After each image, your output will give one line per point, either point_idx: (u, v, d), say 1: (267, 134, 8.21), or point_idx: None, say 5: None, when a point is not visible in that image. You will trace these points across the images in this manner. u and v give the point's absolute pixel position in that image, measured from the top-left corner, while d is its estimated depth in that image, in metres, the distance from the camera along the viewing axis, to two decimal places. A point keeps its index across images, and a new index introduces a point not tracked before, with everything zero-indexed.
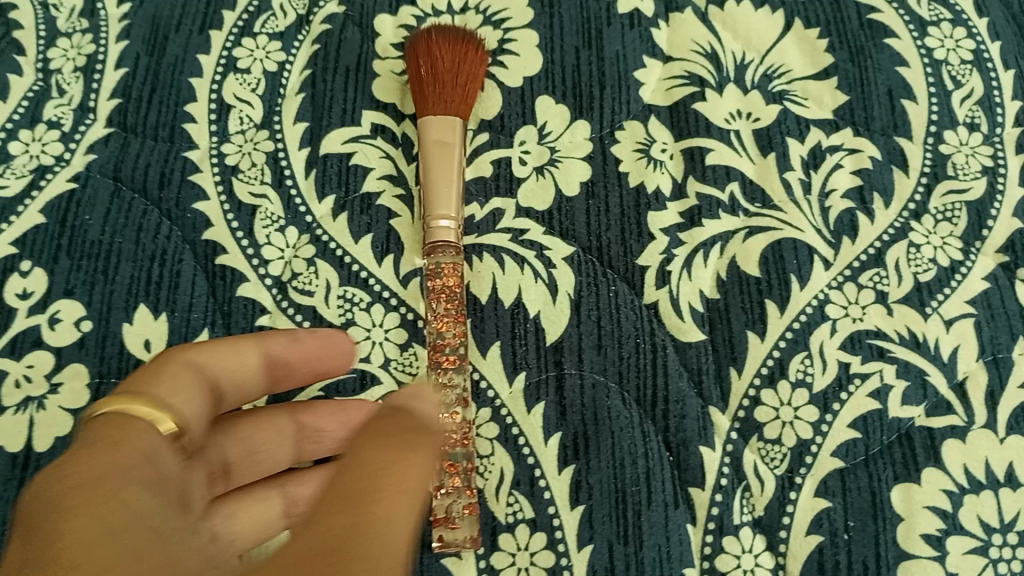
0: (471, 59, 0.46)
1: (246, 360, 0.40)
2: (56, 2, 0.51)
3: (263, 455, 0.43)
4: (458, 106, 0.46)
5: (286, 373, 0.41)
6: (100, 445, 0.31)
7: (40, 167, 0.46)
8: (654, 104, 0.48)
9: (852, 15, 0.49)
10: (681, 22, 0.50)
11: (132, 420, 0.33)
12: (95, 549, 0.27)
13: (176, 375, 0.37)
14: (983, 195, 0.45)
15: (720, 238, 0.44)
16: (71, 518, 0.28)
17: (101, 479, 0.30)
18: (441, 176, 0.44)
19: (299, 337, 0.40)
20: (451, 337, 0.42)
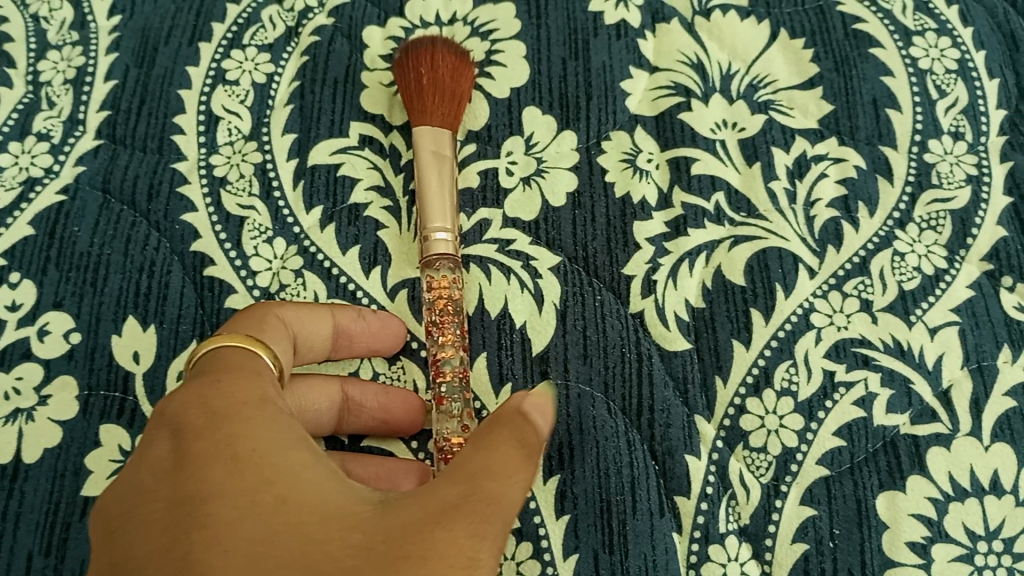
0: (467, 76, 0.46)
1: (322, 328, 0.40)
2: (46, 16, 0.51)
3: (312, 420, 0.41)
4: (451, 120, 0.46)
5: (347, 348, 0.42)
6: (237, 375, 0.34)
7: (29, 179, 0.47)
8: (640, 113, 0.48)
9: (837, 25, 0.50)
10: (667, 33, 0.50)
11: (261, 362, 0.35)
12: (254, 452, 0.30)
13: (275, 329, 0.38)
14: (968, 204, 0.45)
15: (706, 247, 0.45)
16: (235, 427, 0.31)
17: (256, 401, 0.32)
18: (436, 186, 0.44)
19: (367, 315, 0.42)
20: (454, 349, 0.41)
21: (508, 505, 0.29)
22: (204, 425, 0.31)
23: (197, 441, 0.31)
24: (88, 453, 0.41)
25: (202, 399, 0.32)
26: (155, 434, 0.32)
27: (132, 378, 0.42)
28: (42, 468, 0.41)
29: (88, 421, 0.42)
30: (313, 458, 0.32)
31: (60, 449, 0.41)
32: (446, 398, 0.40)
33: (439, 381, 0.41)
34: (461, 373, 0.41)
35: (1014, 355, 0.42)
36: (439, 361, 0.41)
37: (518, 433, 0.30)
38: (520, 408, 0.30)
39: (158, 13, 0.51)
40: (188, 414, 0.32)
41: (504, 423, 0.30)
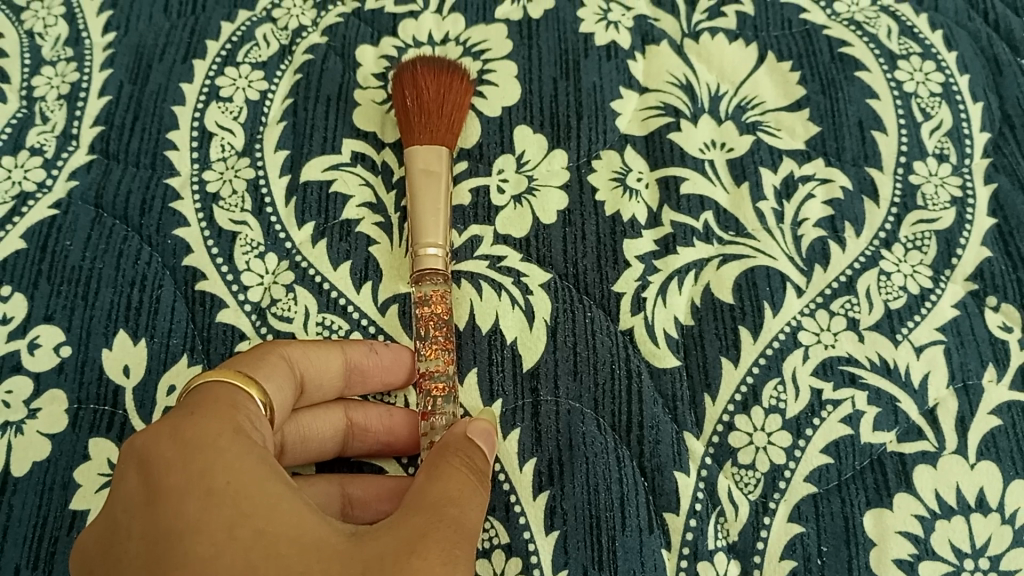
0: (455, 89, 0.47)
1: (331, 362, 0.40)
2: (42, 32, 0.52)
3: (314, 447, 0.41)
4: (444, 132, 0.46)
5: (360, 381, 0.41)
6: (214, 411, 0.33)
7: (21, 194, 0.47)
8: (630, 133, 0.49)
9: (823, 49, 0.51)
10: (656, 54, 0.51)
11: (242, 396, 0.35)
12: (227, 482, 0.31)
13: (274, 367, 0.38)
14: (952, 225, 0.45)
15: (695, 266, 0.45)
16: (209, 458, 0.31)
17: (230, 431, 0.32)
18: (428, 205, 0.44)
19: (380, 349, 0.42)
20: (443, 363, 0.42)
21: (470, 530, 0.32)
22: (177, 457, 0.32)
23: (171, 475, 0.31)
24: (76, 467, 0.41)
25: (173, 431, 0.32)
26: (128, 469, 0.32)
27: (123, 392, 0.42)
28: (29, 481, 0.41)
29: (77, 434, 0.41)
30: (287, 489, 0.32)
31: (48, 462, 0.41)
32: (435, 413, 0.40)
33: (428, 395, 0.41)
34: (449, 387, 0.41)
35: (998, 374, 0.42)
36: (428, 375, 0.41)
37: (465, 459, 0.34)
38: (465, 433, 0.35)
39: (153, 31, 0.52)
40: (160, 447, 0.32)
41: (457, 454, 0.34)
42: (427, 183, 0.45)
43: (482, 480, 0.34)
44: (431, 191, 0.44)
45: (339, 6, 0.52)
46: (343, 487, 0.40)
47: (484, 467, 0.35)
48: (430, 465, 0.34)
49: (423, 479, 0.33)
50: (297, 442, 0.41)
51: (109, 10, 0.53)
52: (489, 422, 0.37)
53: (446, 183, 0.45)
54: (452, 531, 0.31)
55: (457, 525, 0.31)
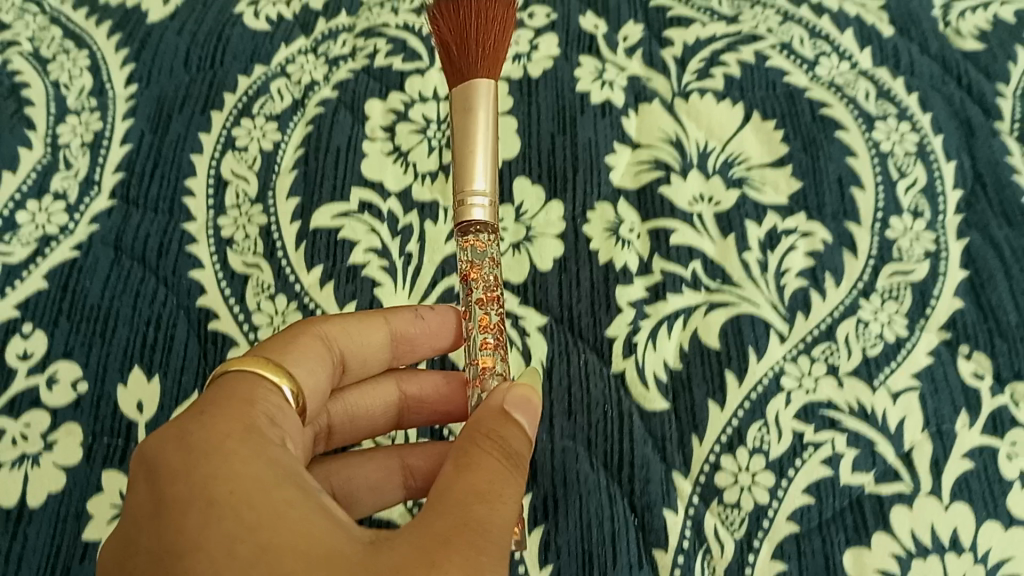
0: (475, 9, 0.42)
1: (375, 335, 0.44)
2: (66, 84, 0.55)
3: (364, 425, 0.47)
4: (475, 69, 0.42)
5: (409, 348, 0.45)
6: (227, 408, 0.35)
7: (44, 236, 0.49)
8: (623, 186, 0.52)
9: (805, 110, 0.54)
10: (649, 113, 0.54)
11: (261, 391, 0.37)
12: (234, 488, 0.32)
13: (310, 346, 0.41)
14: (926, 277, 0.48)
15: (683, 311, 0.47)
16: (213, 464, 0.33)
17: (240, 434, 0.34)
18: (463, 153, 0.41)
19: (425, 315, 0.45)
20: (484, 321, 0.41)
21: (494, 528, 0.32)
22: (181, 465, 0.33)
23: (175, 485, 0.33)
24: (89, 498, 0.43)
25: (180, 438, 0.34)
26: (138, 478, 0.34)
27: (136, 427, 0.44)
28: (44, 511, 0.42)
29: (91, 467, 0.43)
30: (300, 491, 0.33)
31: (63, 494, 0.43)
32: (481, 378, 0.40)
33: (475, 359, 0.40)
34: (497, 347, 0.41)
35: (971, 420, 0.44)
36: (477, 332, 0.41)
37: (496, 446, 0.34)
38: (500, 407, 0.35)
39: (173, 84, 0.55)
40: (165, 456, 0.34)
41: (484, 439, 0.34)
42: (462, 127, 0.41)
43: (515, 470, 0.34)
44: (467, 138, 0.41)
45: (349, 64, 0.56)
46: (402, 458, 0.45)
47: (519, 446, 0.35)
48: (458, 451, 0.34)
49: (448, 468, 0.34)
50: (345, 421, 0.47)
51: (132, 65, 0.56)
52: (527, 388, 0.37)
53: (483, 123, 0.41)
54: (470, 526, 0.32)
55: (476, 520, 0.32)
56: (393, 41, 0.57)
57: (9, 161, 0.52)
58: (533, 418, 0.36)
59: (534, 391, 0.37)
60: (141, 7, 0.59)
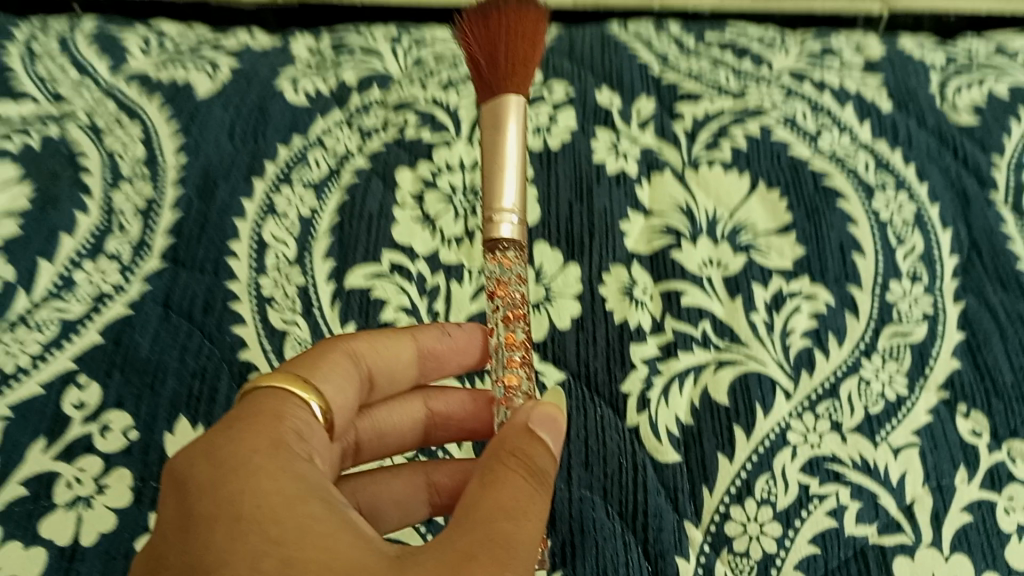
0: (508, 33, 0.45)
1: (404, 352, 0.47)
2: (121, 154, 0.60)
3: (391, 441, 0.50)
4: (504, 81, 0.44)
5: (435, 364, 0.48)
6: (253, 424, 0.37)
7: (99, 293, 0.53)
8: (637, 251, 0.55)
9: (808, 181, 0.58)
10: (660, 182, 0.58)
11: (288, 408, 0.39)
12: (259, 504, 0.33)
13: (338, 359, 0.43)
14: (925, 338, 0.51)
15: (693, 369, 0.50)
16: (239, 481, 0.34)
17: (266, 451, 0.36)
18: (491, 167, 0.43)
19: (451, 333, 0.48)
20: (511, 338, 0.43)
21: (520, 542, 0.33)
22: (209, 481, 0.35)
23: (202, 501, 0.34)
24: (138, 538, 0.46)
25: (208, 455, 0.36)
26: (167, 496, 0.36)
27: None
28: (96, 551, 0.45)
29: (140, 508, 0.47)
30: (325, 507, 0.34)
31: (114, 535, 0.46)
32: (508, 395, 0.42)
33: (502, 376, 0.42)
34: (523, 364, 0.43)
35: (969, 475, 0.47)
36: (504, 349, 0.43)
37: (523, 462, 0.35)
38: (526, 424, 0.36)
39: (219, 155, 0.60)
40: (193, 474, 0.35)
41: (510, 454, 0.35)
42: (491, 143, 0.44)
43: (542, 486, 0.35)
44: (495, 153, 0.43)
45: (382, 136, 0.61)
46: (427, 475, 0.48)
47: (546, 464, 0.35)
48: (486, 465, 0.35)
49: (475, 483, 0.35)
50: (373, 438, 0.50)
51: (182, 136, 0.61)
52: (552, 407, 0.37)
53: (512, 133, 0.43)
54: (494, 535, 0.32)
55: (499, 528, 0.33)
56: (423, 115, 0.62)
57: (67, 223, 0.56)
58: (558, 436, 0.37)
59: (558, 410, 0.38)
60: (190, 84, 0.65)
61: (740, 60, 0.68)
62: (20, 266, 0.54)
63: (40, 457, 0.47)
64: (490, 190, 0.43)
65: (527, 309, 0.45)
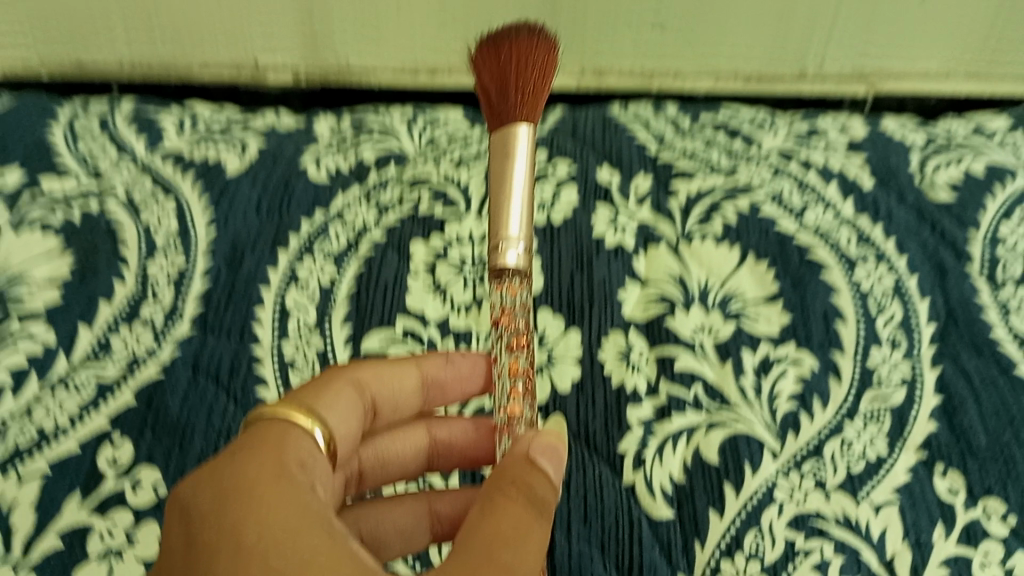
0: (516, 63, 0.45)
1: (408, 378, 0.50)
2: (156, 228, 0.65)
3: (392, 468, 0.53)
4: (513, 111, 0.44)
5: (439, 392, 0.52)
6: (257, 450, 0.39)
7: (134, 357, 0.57)
8: (634, 319, 0.59)
9: (794, 254, 0.62)
10: (656, 255, 0.63)
11: (293, 436, 0.40)
12: (260, 534, 0.35)
13: (344, 386, 0.46)
14: (903, 401, 0.54)
15: (686, 430, 0.54)
16: (242, 511, 0.36)
17: (269, 481, 0.37)
18: (499, 195, 0.43)
19: (454, 361, 0.52)
20: (513, 368, 0.44)
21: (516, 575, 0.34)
22: (213, 511, 0.37)
23: (207, 529, 0.36)
24: None
25: (214, 484, 0.38)
26: (176, 522, 0.38)
27: None
28: None
29: None
30: (323, 537, 0.36)
31: None
32: (510, 424, 0.43)
33: (505, 405, 0.43)
34: (525, 393, 0.44)
35: (946, 531, 0.50)
36: (507, 378, 0.44)
37: (523, 494, 0.36)
38: (526, 455, 0.36)
39: (247, 228, 0.65)
40: (198, 501, 0.37)
41: (511, 488, 0.36)
42: (499, 170, 0.44)
43: (541, 516, 0.36)
44: (502, 181, 0.43)
45: (397, 211, 0.66)
46: (430, 504, 0.52)
47: (546, 494, 0.36)
48: (487, 494, 0.36)
49: (477, 510, 0.36)
50: (376, 465, 0.53)
51: (213, 210, 0.66)
52: (555, 436, 0.38)
53: (518, 160, 0.43)
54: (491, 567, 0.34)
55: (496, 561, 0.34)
56: (435, 192, 0.67)
57: (105, 290, 0.60)
58: (561, 464, 0.37)
59: (560, 439, 0.38)
60: (220, 162, 0.70)
61: (731, 139, 0.73)
62: (61, 331, 0.58)
63: (76, 509, 0.51)
64: (495, 217, 0.43)
65: (531, 336, 0.46)
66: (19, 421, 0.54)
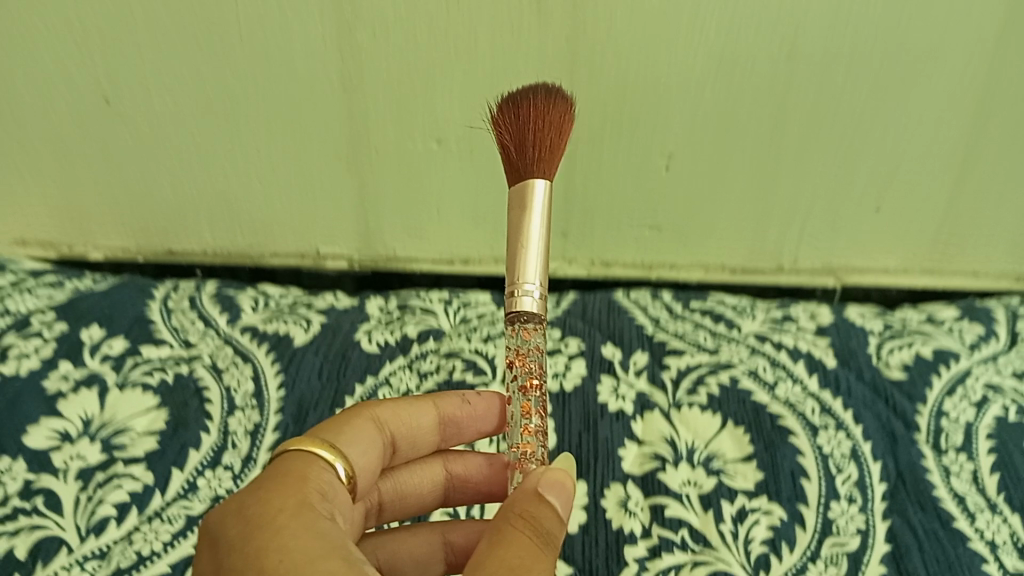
0: (535, 126, 0.51)
1: (427, 416, 0.58)
2: (235, 389, 0.78)
3: (409, 501, 0.61)
4: (530, 167, 0.49)
5: (455, 429, 0.60)
6: (284, 486, 0.44)
7: (216, 494, 0.69)
8: (631, 472, 0.71)
9: (766, 420, 0.74)
10: (651, 418, 0.75)
11: (314, 477, 0.46)
12: (281, 555, 0.39)
13: (366, 420, 0.54)
14: (857, 548, 0.65)
15: (675, 567, 0.63)
16: (266, 536, 0.40)
17: (292, 511, 0.42)
18: (516, 245, 0.48)
19: (469, 401, 0.60)
20: (526, 408, 0.48)
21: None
22: (242, 538, 0.41)
23: (233, 555, 0.40)
24: None
25: (243, 516, 0.42)
26: (205, 552, 0.42)
27: None
28: None
29: None
30: (341, 562, 0.39)
31: None
32: (522, 460, 0.48)
33: (518, 443, 0.48)
34: (537, 432, 0.49)
35: None
36: (521, 417, 0.49)
37: (532, 523, 0.41)
38: (536, 489, 0.42)
39: (310, 390, 0.78)
40: (227, 532, 0.42)
41: (521, 514, 0.41)
42: (517, 223, 0.49)
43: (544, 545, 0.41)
44: (520, 231, 0.48)
45: (435, 377, 0.79)
46: (445, 536, 0.60)
47: (551, 526, 0.42)
48: (499, 522, 0.42)
49: (489, 536, 0.41)
50: (394, 498, 0.60)
51: (282, 375, 0.80)
52: (560, 475, 0.44)
53: (535, 212, 0.48)
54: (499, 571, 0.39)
55: (503, 566, 0.39)
56: (467, 362, 0.81)
57: (195, 440, 0.73)
58: (565, 500, 0.43)
59: (566, 478, 0.44)
60: (289, 334, 0.85)
61: (717, 323, 0.87)
62: (158, 472, 0.70)
63: None
64: (514, 263, 0.48)
65: (544, 376, 0.50)
66: (121, 545, 0.65)
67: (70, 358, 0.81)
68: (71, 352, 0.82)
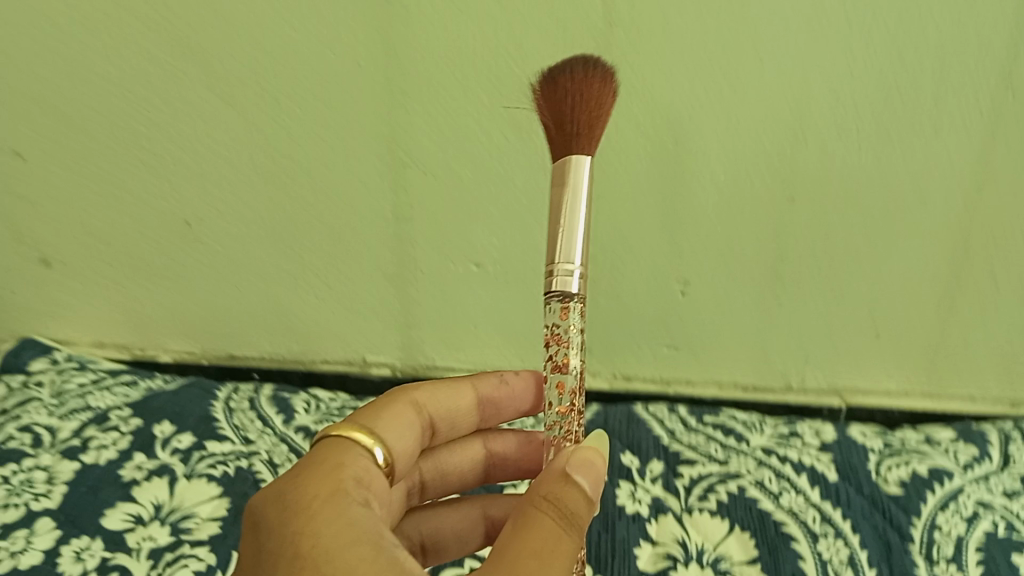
0: (575, 106, 0.55)
1: (469, 395, 0.71)
2: None
3: (451, 478, 0.75)
4: (571, 145, 0.54)
5: (494, 408, 0.72)
6: (320, 475, 0.51)
7: None
8: (646, 569, 0.78)
9: (771, 526, 0.81)
10: (665, 521, 0.83)
11: (348, 462, 0.53)
12: (315, 539, 0.46)
13: (409, 400, 0.65)
14: None
15: None
16: (302, 521, 0.48)
17: (326, 498, 0.49)
18: (559, 216, 0.53)
19: (506, 381, 0.72)
20: (561, 387, 0.56)
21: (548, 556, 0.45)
22: (281, 523, 0.48)
23: (274, 538, 0.48)
24: None
25: (284, 502, 0.49)
26: (252, 533, 0.50)
27: None
28: None
29: None
30: (370, 545, 0.46)
31: None
32: (560, 438, 0.56)
33: (556, 419, 0.56)
34: (570, 408, 0.56)
35: None
36: (558, 396, 0.56)
37: (557, 505, 0.48)
38: (563, 470, 0.49)
39: None
40: (269, 517, 0.49)
41: (547, 496, 0.48)
42: (560, 194, 0.53)
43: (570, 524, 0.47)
44: (563, 201, 0.53)
45: None
46: (486, 511, 0.76)
47: (575, 503, 0.48)
48: (530, 501, 0.48)
49: (518, 516, 0.48)
50: (438, 476, 0.74)
51: None
52: (586, 456, 0.51)
53: (578, 188, 0.53)
54: (524, 551, 0.45)
55: (529, 547, 0.45)
56: None
57: None
58: (591, 477, 0.50)
59: (592, 457, 0.51)
60: None
61: (727, 436, 0.95)
62: (221, 555, 0.79)
63: None
64: (557, 242, 0.52)
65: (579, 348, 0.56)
66: None
67: (144, 451, 0.91)
68: (144, 445, 0.92)
